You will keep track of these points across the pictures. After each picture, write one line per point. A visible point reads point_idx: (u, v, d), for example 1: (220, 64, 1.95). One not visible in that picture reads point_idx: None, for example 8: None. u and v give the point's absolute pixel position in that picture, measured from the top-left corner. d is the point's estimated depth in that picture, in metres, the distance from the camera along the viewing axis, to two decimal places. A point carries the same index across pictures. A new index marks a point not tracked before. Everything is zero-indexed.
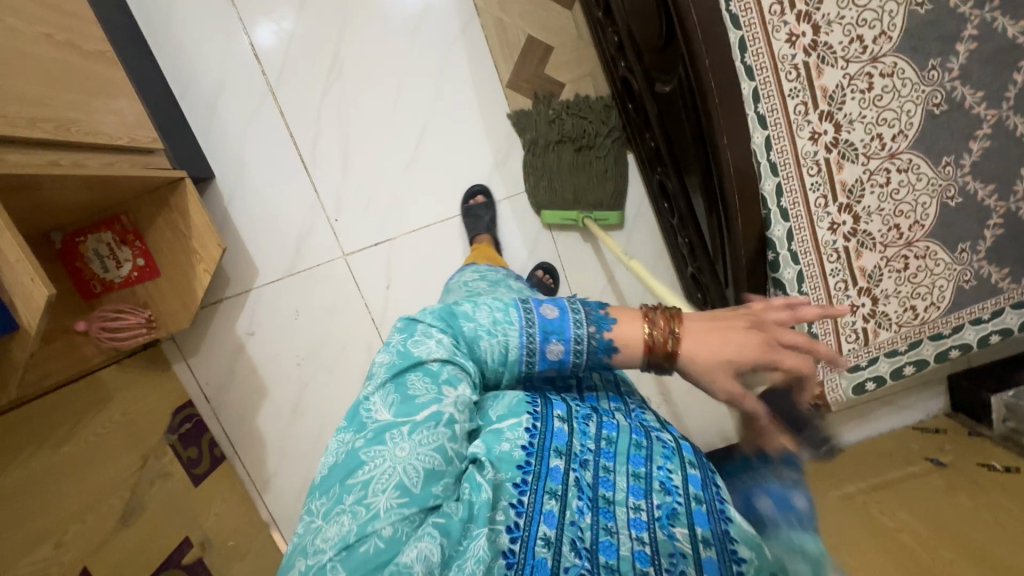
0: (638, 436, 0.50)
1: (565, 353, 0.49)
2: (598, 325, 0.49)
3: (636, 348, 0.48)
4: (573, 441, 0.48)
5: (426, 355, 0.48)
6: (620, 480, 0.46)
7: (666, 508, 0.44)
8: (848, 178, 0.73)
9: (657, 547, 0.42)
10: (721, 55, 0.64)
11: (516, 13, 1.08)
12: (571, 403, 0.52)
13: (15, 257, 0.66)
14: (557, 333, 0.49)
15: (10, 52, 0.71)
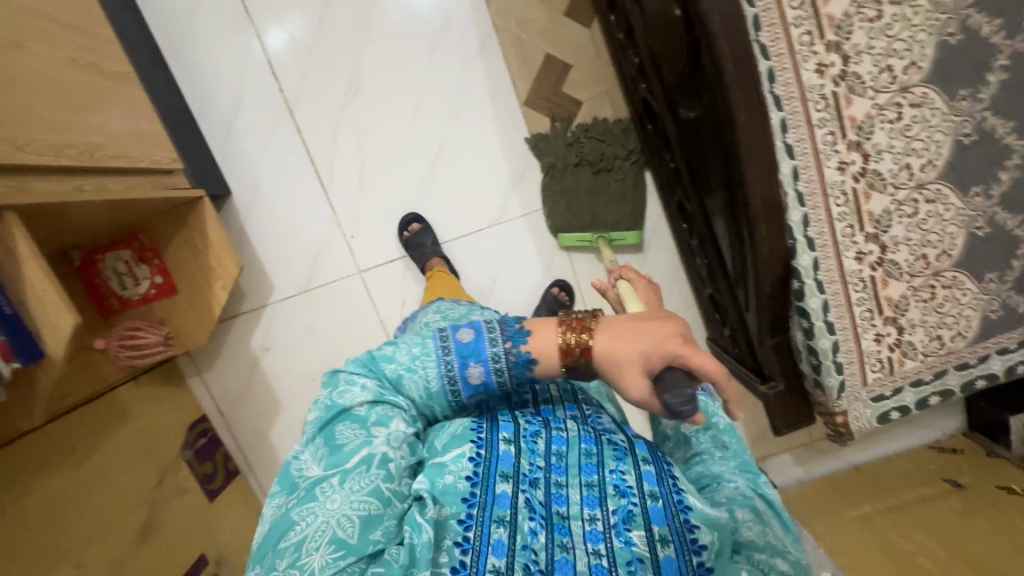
0: (588, 445, 0.55)
1: (485, 377, 0.52)
2: (515, 354, 0.52)
3: (554, 354, 0.51)
4: (519, 461, 0.52)
5: (352, 402, 0.52)
6: (572, 493, 0.51)
7: (622, 512, 0.48)
8: (875, 208, 0.73)
9: (614, 558, 0.46)
10: (751, 87, 0.64)
11: (535, 31, 1.07)
12: (518, 422, 0.56)
13: (43, 285, 0.66)
14: (474, 357, 0.52)
15: (37, 78, 0.71)
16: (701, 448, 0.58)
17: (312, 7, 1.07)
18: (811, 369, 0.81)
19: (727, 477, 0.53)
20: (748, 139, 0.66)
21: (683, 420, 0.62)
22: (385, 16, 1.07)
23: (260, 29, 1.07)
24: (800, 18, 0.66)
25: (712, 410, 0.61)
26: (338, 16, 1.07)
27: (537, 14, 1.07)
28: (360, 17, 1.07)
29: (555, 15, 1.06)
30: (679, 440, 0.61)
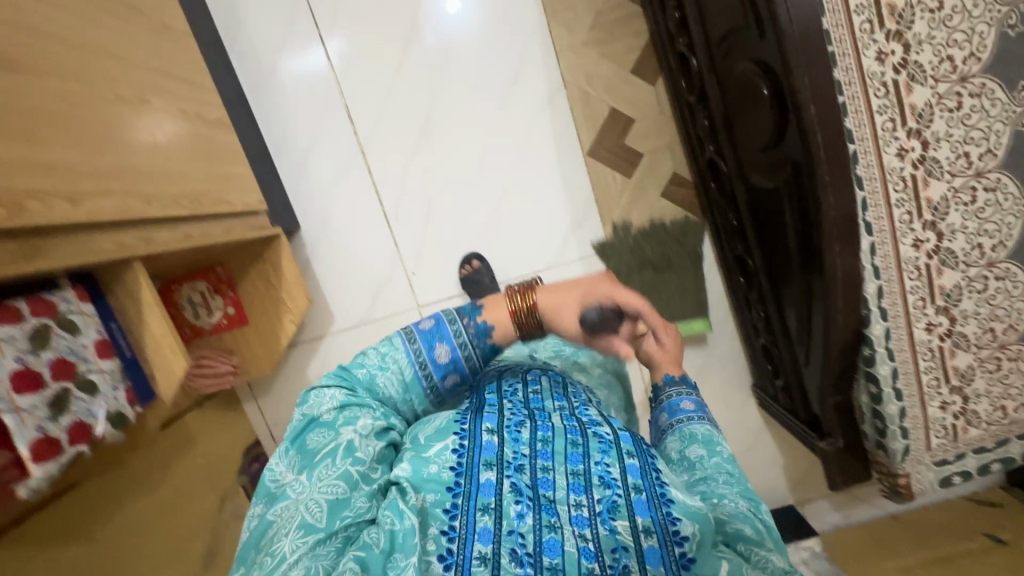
0: (572, 436, 0.57)
1: (451, 357, 0.59)
2: (477, 331, 0.59)
3: (506, 324, 0.59)
4: (504, 450, 0.54)
5: (321, 410, 0.57)
6: (558, 479, 0.52)
7: (607, 502, 0.50)
8: (946, 283, 0.76)
9: (600, 543, 0.47)
10: (841, 173, 0.68)
11: (602, 86, 1.12)
12: (504, 415, 0.59)
13: (161, 330, 0.70)
14: (438, 338, 0.59)
15: (159, 133, 0.76)
16: (706, 473, 0.56)
17: (390, 56, 1.12)
18: (875, 431, 0.84)
19: (726, 494, 0.52)
20: (834, 218, 0.70)
21: (692, 445, 0.60)
22: (459, 68, 1.13)
23: (338, 75, 1.13)
24: (884, 105, 0.70)
25: (716, 440, 0.60)
26: (414, 65, 1.13)
27: (605, 71, 1.12)
28: (434, 67, 1.13)
29: (623, 72, 1.11)
30: (682, 464, 0.59)
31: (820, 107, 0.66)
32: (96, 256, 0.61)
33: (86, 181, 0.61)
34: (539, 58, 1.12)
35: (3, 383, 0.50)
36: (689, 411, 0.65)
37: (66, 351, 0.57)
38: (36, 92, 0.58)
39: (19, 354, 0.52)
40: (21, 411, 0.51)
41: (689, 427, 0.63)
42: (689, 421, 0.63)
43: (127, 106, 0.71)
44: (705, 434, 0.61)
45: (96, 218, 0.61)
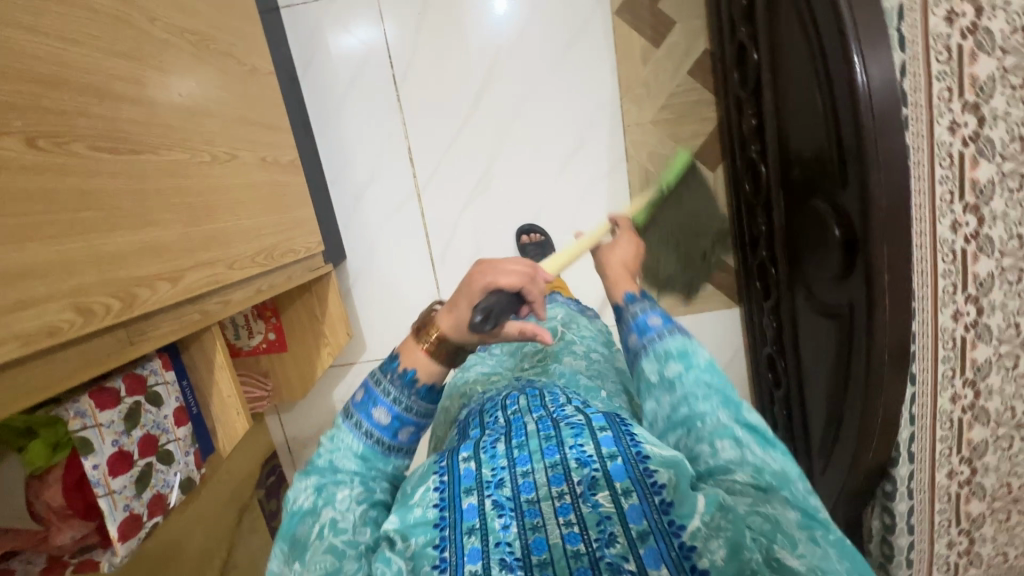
0: (546, 427, 0.48)
1: (393, 416, 0.50)
2: (403, 381, 0.50)
3: (431, 365, 0.50)
4: (482, 472, 0.46)
5: (296, 510, 0.48)
6: (539, 477, 0.45)
7: (586, 480, 0.43)
8: (974, 437, 0.80)
9: (585, 522, 0.41)
10: (900, 333, 0.70)
11: (662, 165, 1.14)
12: (481, 438, 0.51)
13: (229, 391, 0.72)
14: (371, 403, 0.49)
15: (242, 188, 0.77)
16: (686, 391, 0.51)
17: (459, 107, 1.13)
18: (881, 554, 0.88)
19: (707, 412, 0.49)
20: (886, 373, 0.73)
21: (668, 363, 0.54)
22: (525, 128, 1.14)
23: (406, 118, 1.14)
24: (949, 271, 0.72)
25: (690, 348, 0.55)
26: (481, 119, 1.13)
27: (668, 151, 1.13)
28: (501, 122, 1.13)
29: (684, 155, 1.13)
30: (661, 386, 0.53)
31: (892, 274, 0.68)
32: (184, 327, 0.62)
33: (183, 257, 0.62)
34: (607, 131, 1.13)
35: (102, 468, 0.53)
36: (657, 326, 0.57)
37: (152, 427, 0.59)
38: (149, 170, 0.59)
39: (116, 437, 0.55)
40: (114, 493, 0.54)
41: (661, 345, 0.56)
42: (665, 335, 0.56)
43: (219, 165, 0.72)
44: (680, 347, 0.55)
45: (189, 293, 0.62)
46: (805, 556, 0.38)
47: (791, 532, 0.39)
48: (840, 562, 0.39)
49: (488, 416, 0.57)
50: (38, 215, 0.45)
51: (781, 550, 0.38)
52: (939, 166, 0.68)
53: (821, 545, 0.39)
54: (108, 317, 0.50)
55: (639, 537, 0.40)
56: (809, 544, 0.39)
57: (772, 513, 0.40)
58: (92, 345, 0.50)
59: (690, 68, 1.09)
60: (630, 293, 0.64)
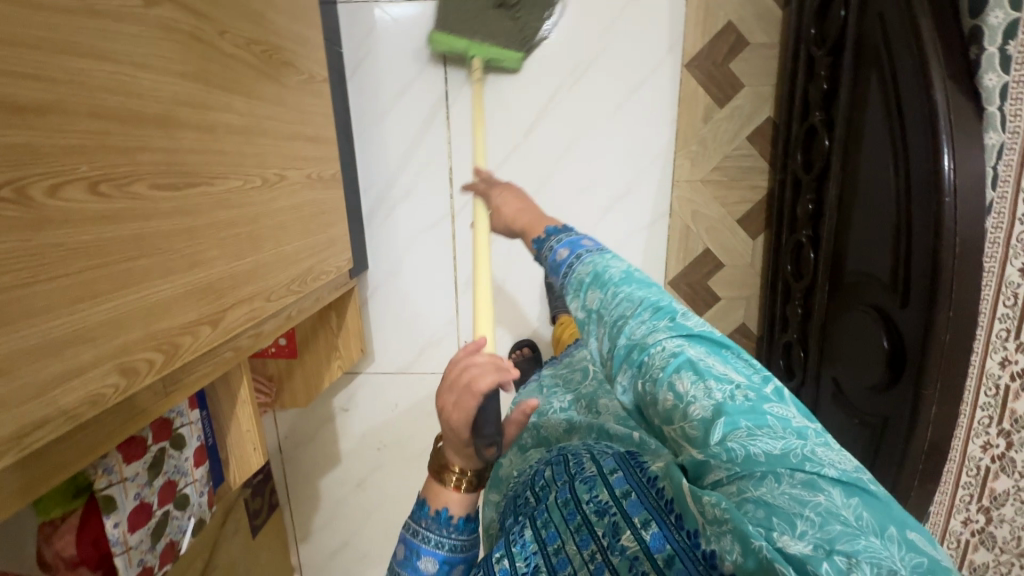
0: (563, 497, 0.56)
1: (439, 561, 0.54)
2: (439, 521, 0.55)
3: (461, 498, 0.55)
4: (516, 566, 0.54)
5: None
6: (569, 547, 0.51)
7: (610, 530, 0.48)
8: (976, 558, 0.84)
9: (618, 572, 0.45)
10: (933, 462, 0.72)
11: (704, 226, 1.11)
12: (512, 534, 0.58)
13: (248, 426, 0.69)
14: (416, 556, 0.55)
15: (287, 210, 0.73)
16: (615, 317, 0.51)
17: (509, 135, 1.09)
18: None
19: (653, 341, 0.46)
20: (913, 495, 0.74)
21: (589, 294, 0.55)
22: (573, 168, 1.10)
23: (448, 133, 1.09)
24: (988, 403, 0.73)
25: (603, 265, 0.57)
26: (529, 148, 1.09)
27: (713, 212, 1.11)
28: (549, 154, 1.10)
29: (728, 218, 1.11)
30: (595, 320, 0.54)
31: (940, 408, 0.68)
32: (219, 368, 0.58)
33: (227, 294, 0.58)
34: (656, 182, 1.10)
35: (122, 524, 0.50)
36: (566, 259, 0.61)
37: (173, 472, 0.56)
38: (203, 203, 0.55)
39: (138, 489, 0.52)
40: (130, 548, 0.51)
41: (576, 274, 0.58)
42: (580, 258, 0.59)
43: (268, 189, 0.68)
44: (592, 271, 0.57)
45: (226, 333, 0.59)
46: (807, 533, 0.33)
47: (786, 509, 0.35)
48: (837, 510, 0.34)
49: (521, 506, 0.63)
50: (99, 269, 0.42)
51: (782, 537, 0.34)
52: (1001, 304, 0.69)
53: (815, 510, 0.34)
54: (150, 373, 0.47)
55: (666, 564, 0.42)
56: (802, 507, 0.34)
57: (761, 495, 0.36)
58: (133, 401, 0.46)
59: (751, 132, 1.06)
60: (552, 226, 0.68)
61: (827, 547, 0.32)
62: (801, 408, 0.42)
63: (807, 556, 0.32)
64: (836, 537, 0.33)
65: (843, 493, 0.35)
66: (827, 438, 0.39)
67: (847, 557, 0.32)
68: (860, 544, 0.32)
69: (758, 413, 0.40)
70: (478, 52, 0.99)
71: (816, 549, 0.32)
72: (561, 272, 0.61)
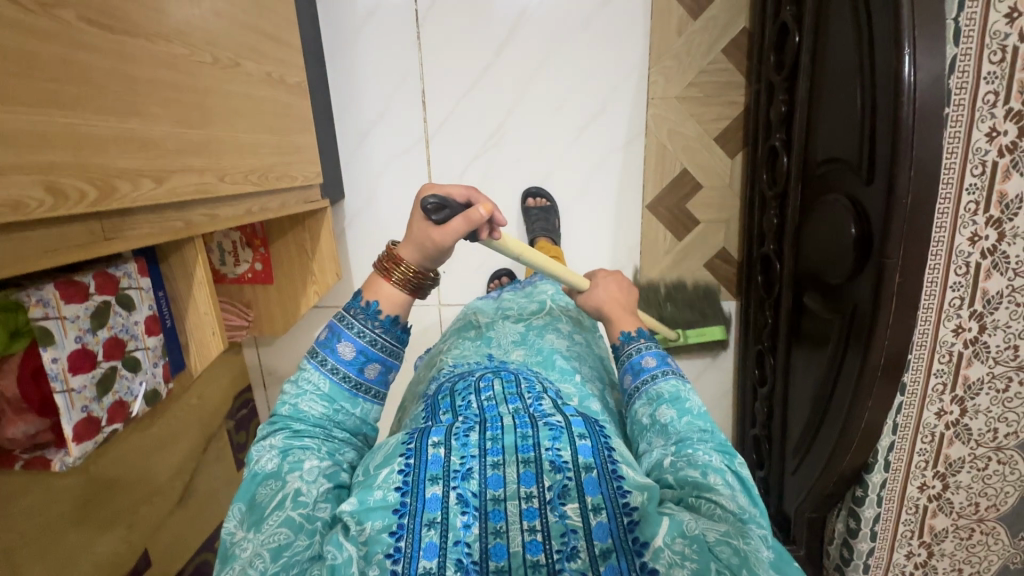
0: (522, 428, 0.52)
1: (357, 350, 0.54)
2: (367, 314, 0.54)
3: (392, 292, 0.55)
4: (450, 459, 0.49)
5: (260, 454, 0.51)
6: (510, 472, 0.48)
7: (557, 487, 0.47)
8: (952, 453, 0.80)
9: (549, 531, 0.45)
10: (900, 340, 0.69)
11: (680, 145, 1.10)
12: (451, 425, 0.53)
13: (206, 309, 0.69)
14: (336, 339, 0.54)
15: (242, 99, 0.72)
16: (682, 435, 0.55)
17: (482, 56, 1.08)
18: (839, 556, 0.90)
19: (704, 450, 0.54)
20: (875, 381, 0.72)
21: (660, 407, 0.59)
22: (548, 86, 1.09)
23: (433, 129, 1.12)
24: (959, 283, 0.71)
25: (686, 394, 0.60)
26: (502, 70, 1.09)
27: (689, 131, 1.09)
28: (522, 76, 1.09)
29: (706, 138, 1.09)
30: (656, 429, 0.58)
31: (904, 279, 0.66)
32: (165, 234, 0.59)
33: (172, 157, 0.58)
34: (630, 98, 1.09)
35: (62, 362, 0.50)
36: (653, 369, 0.63)
37: (120, 330, 0.56)
38: (140, 56, 0.54)
39: (80, 334, 0.52)
40: (72, 390, 0.51)
41: (655, 388, 0.61)
42: (664, 376, 0.62)
43: (220, 70, 0.68)
44: (672, 391, 0.60)
45: (173, 198, 0.59)
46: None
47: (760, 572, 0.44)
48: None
49: (458, 399, 0.59)
50: (21, 78, 0.42)
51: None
52: (969, 174, 0.66)
53: None
54: (81, 204, 0.47)
55: (601, 554, 0.44)
56: None
57: (742, 552, 0.45)
58: (63, 232, 0.47)
59: (726, 46, 1.04)
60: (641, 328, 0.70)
61: None
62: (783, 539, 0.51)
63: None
64: None
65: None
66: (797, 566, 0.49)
67: None
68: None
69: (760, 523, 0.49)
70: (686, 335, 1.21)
71: None
72: (636, 376, 0.64)
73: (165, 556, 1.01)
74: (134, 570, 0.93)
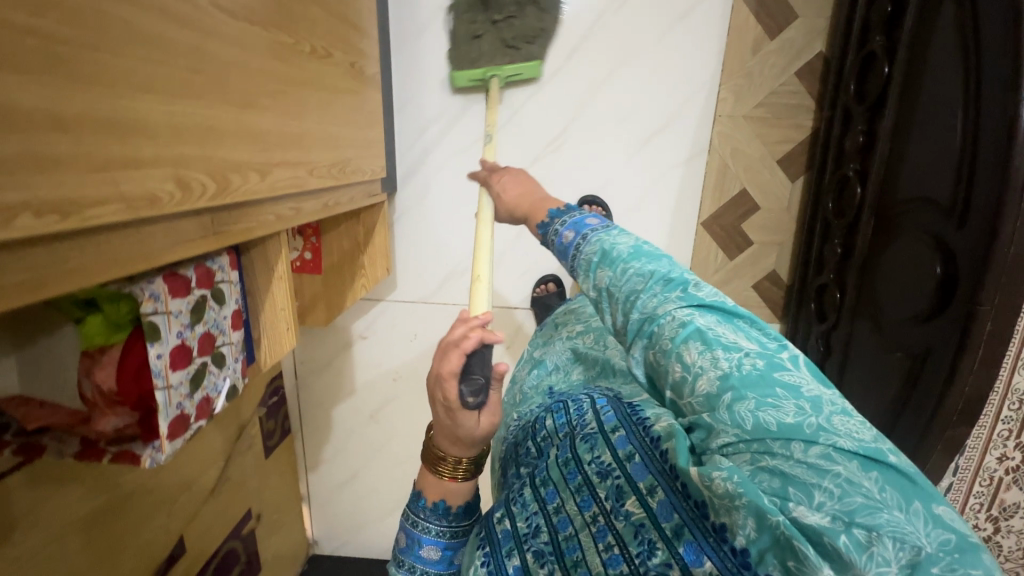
0: (564, 457, 0.56)
1: (441, 548, 0.57)
2: (438, 513, 0.57)
3: (456, 487, 0.57)
4: (518, 526, 0.55)
5: None
6: (571, 509, 0.52)
7: (613, 493, 0.49)
8: (1008, 498, 0.80)
9: (623, 539, 0.46)
10: (981, 385, 0.68)
11: (742, 165, 1.09)
12: (513, 493, 0.60)
13: (282, 306, 0.67)
14: (412, 549, 0.58)
15: (331, 91, 0.70)
16: (626, 292, 0.51)
17: (550, 60, 1.06)
18: None
19: (663, 312, 0.47)
20: (946, 425, 0.72)
21: (598, 274, 0.54)
22: (613, 96, 1.07)
23: None
24: None
25: (612, 241, 0.55)
26: (570, 75, 1.07)
27: (753, 152, 1.08)
28: (589, 81, 1.07)
29: (768, 159, 1.08)
30: (607, 299, 0.53)
31: (997, 325, 0.65)
32: (259, 228, 0.57)
33: (274, 150, 0.56)
34: (698, 114, 1.07)
35: (164, 359, 0.48)
36: (573, 239, 0.59)
37: (212, 324, 0.55)
38: (257, 46, 0.52)
39: (180, 329, 0.50)
40: (171, 387, 0.49)
41: (583, 256, 0.56)
42: (586, 239, 0.57)
43: (317, 61, 0.66)
44: (599, 249, 0.55)
45: (273, 192, 0.57)
46: (825, 505, 0.34)
47: (804, 481, 0.35)
48: (859, 483, 0.34)
49: (527, 451, 0.66)
50: (165, 68, 0.40)
51: (798, 507, 0.35)
52: None
53: (833, 482, 0.35)
54: (202, 198, 0.45)
55: (675, 535, 0.42)
56: (820, 477, 0.35)
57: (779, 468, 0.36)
58: (182, 226, 0.45)
59: (800, 69, 1.03)
60: (553, 209, 0.66)
61: (846, 519, 0.33)
62: (818, 374, 0.41)
63: (824, 527, 0.34)
64: (856, 509, 0.34)
65: (864, 467, 0.35)
66: (847, 407, 0.38)
67: (868, 530, 0.33)
68: (880, 517, 0.33)
69: (765, 383, 0.40)
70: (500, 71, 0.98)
71: (834, 521, 0.34)
72: (568, 256, 0.59)
73: (197, 544, 1.00)
74: (169, 557, 0.92)
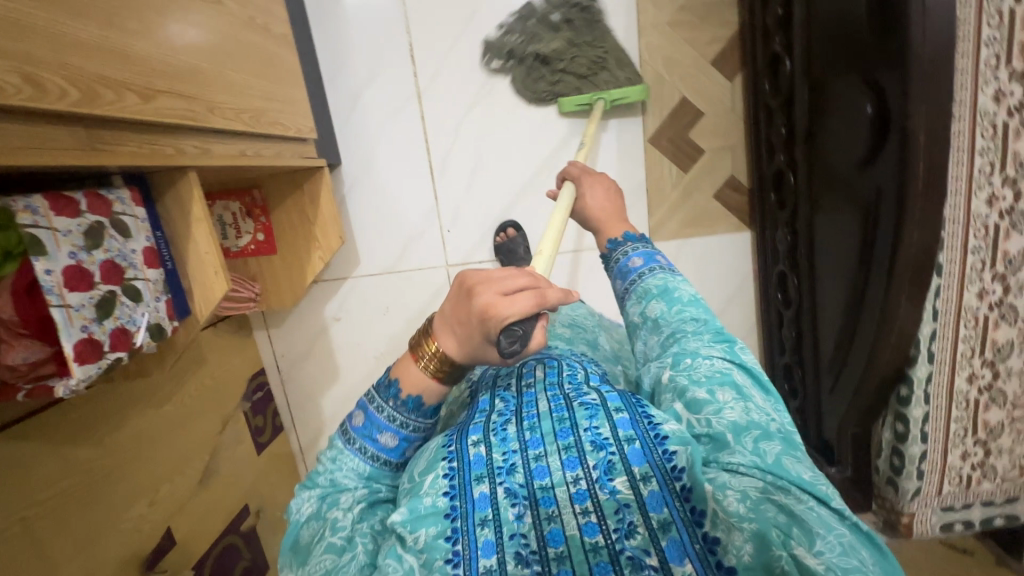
0: (558, 412, 0.52)
1: (399, 438, 0.54)
2: (408, 408, 0.53)
3: (432, 385, 0.53)
4: (493, 457, 0.49)
5: (302, 513, 0.54)
6: (553, 462, 0.48)
7: (602, 465, 0.47)
8: (999, 337, 0.75)
9: (603, 510, 0.45)
10: (933, 207, 0.65)
11: (678, 73, 1.07)
12: (488, 421, 0.54)
13: (206, 248, 0.66)
14: (370, 436, 0.54)
15: (229, 38, 0.72)
16: (674, 328, 0.60)
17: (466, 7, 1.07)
18: (890, 468, 0.84)
19: (706, 353, 0.56)
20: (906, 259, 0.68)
21: (650, 302, 0.63)
22: None
23: (425, 85, 1.11)
24: (987, 147, 0.67)
25: (676, 284, 0.64)
26: (488, 17, 1.07)
27: (686, 58, 1.07)
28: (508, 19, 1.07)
29: (703, 63, 1.07)
30: (650, 325, 0.63)
31: (931, 139, 0.62)
32: (152, 159, 0.56)
33: (158, 77, 0.57)
34: (620, 32, 1.07)
35: (55, 275, 0.50)
36: (639, 267, 0.68)
37: (116, 255, 0.56)
38: None
39: (73, 250, 0.52)
40: (69, 307, 0.50)
41: (643, 285, 0.66)
42: (651, 272, 0.67)
43: (203, 4, 0.67)
44: (662, 284, 0.65)
45: (162, 119, 0.57)
46: (823, 554, 0.41)
47: (811, 529, 0.42)
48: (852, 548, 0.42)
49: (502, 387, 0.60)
50: None
51: (800, 548, 0.41)
52: (986, 26, 0.63)
53: (836, 539, 0.42)
54: (64, 102, 0.45)
55: (661, 528, 0.44)
56: (823, 532, 0.42)
57: (790, 507, 0.44)
58: (50, 134, 0.45)
59: None
60: (630, 232, 0.74)
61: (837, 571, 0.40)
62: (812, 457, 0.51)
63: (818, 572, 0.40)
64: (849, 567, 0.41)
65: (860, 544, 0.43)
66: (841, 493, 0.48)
67: None
68: None
69: (790, 443, 0.49)
70: (607, 95, 1.05)
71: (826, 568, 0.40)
72: (626, 279, 0.69)
73: (189, 537, 0.98)
74: (157, 548, 0.90)
